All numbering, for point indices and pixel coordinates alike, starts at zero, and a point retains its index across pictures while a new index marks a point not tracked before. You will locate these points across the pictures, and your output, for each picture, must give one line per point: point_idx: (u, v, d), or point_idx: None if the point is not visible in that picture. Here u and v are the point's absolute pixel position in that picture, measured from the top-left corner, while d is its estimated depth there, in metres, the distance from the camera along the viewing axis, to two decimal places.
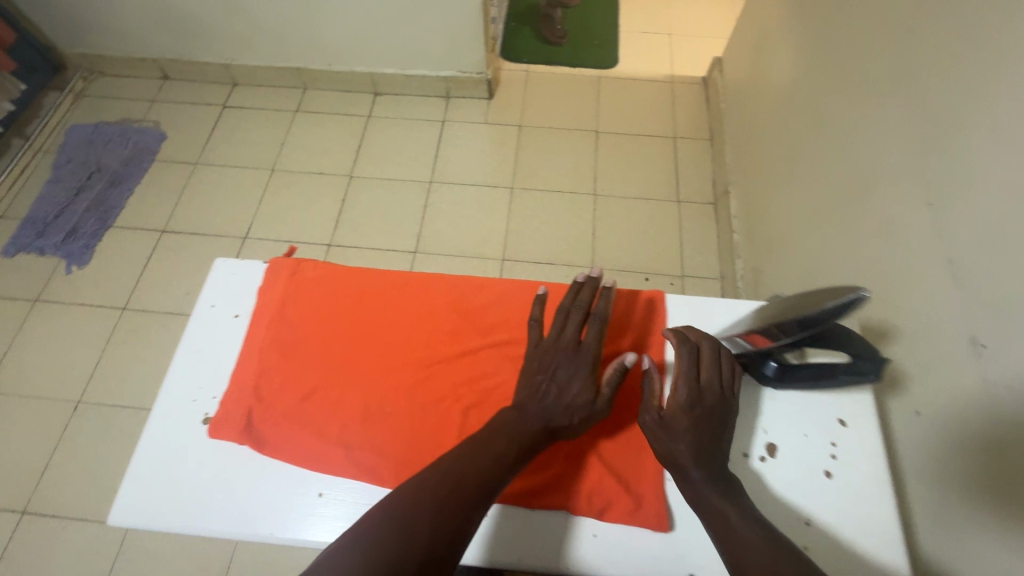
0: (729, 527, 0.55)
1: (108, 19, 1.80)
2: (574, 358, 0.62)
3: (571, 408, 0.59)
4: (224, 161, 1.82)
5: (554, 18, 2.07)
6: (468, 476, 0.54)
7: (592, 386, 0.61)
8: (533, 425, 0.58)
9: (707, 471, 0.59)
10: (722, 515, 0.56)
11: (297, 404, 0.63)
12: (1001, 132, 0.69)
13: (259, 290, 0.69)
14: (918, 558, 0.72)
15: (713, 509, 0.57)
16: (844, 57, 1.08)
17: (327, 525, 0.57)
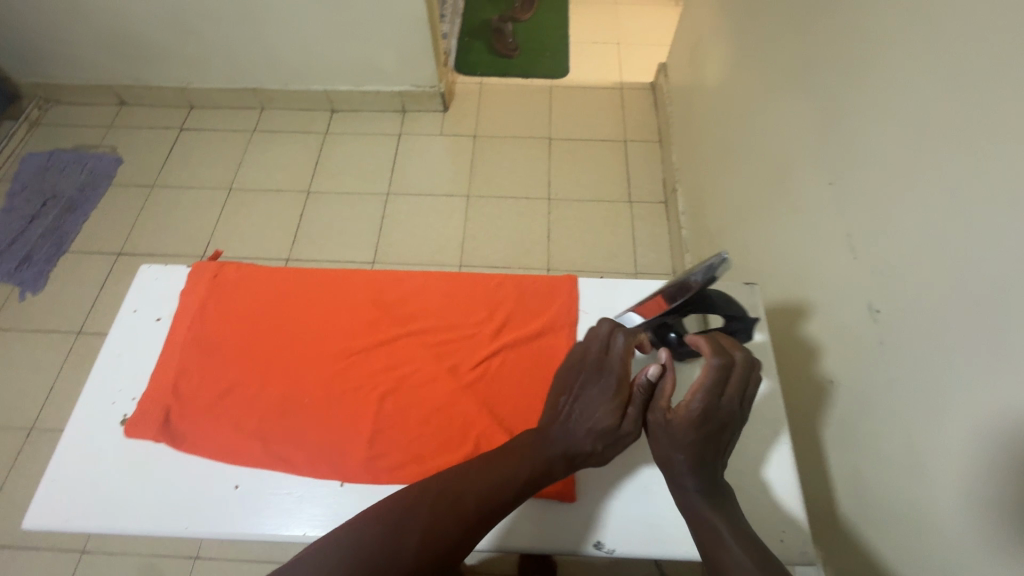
0: (721, 544, 0.54)
1: (60, 48, 1.82)
2: (600, 377, 0.60)
3: (593, 432, 0.58)
4: (185, 183, 1.83)
5: (505, 33, 2.13)
6: (469, 495, 0.54)
7: (616, 408, 0.59)
8: (551, 451, 0.57)
9: (702, 483, 0.58)
10: (714, 530, 0.55)
11: (217, 400, 0.64)
12: (881, 109, 0.74)
13: (181, 293, 0.71)
14: (838, 518, 0.76)
15: (707, 527, 0.55)
16: (760, 52, 1.13)
17: (282, 512, 0.57)
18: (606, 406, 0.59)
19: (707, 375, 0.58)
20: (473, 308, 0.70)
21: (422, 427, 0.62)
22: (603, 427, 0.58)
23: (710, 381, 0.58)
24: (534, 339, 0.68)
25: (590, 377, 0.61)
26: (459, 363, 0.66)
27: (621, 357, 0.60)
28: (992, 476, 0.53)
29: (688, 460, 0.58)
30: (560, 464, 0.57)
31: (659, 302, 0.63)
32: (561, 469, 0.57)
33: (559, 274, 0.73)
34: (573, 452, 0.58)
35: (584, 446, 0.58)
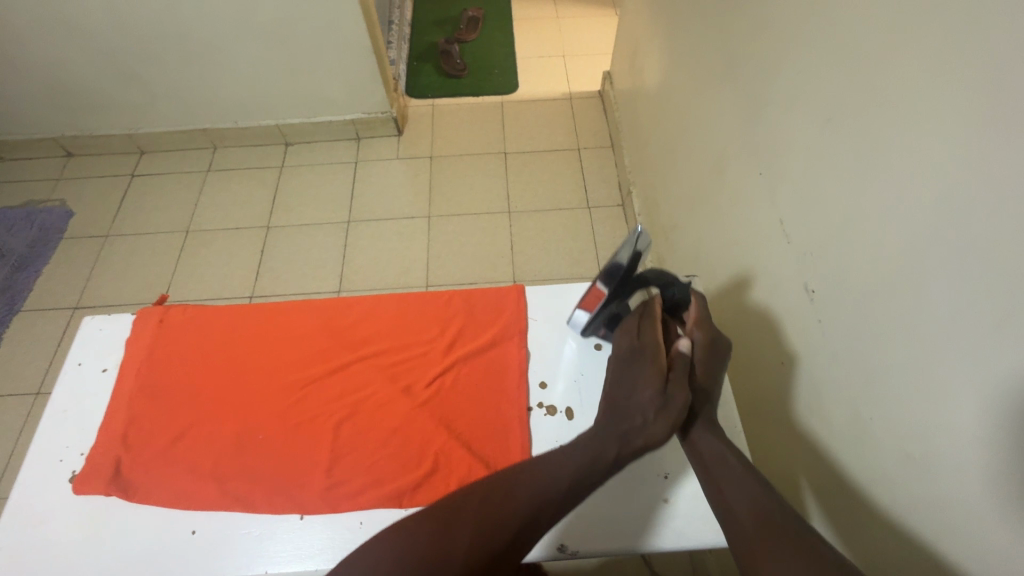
0: (721, 458, 0.60)
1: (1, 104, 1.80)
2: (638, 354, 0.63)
3: (647, 405, 0.58)
4: (139, 230, 1.80)
5: (453, 54, 2.18)
6: (520, 488, 0.53)
7: (658, 379, 0.60)
8: (605, 434, 0.57)
9: (706, 417, 0.63)
10: (719, 456, 0.60)
11: (169, 445, 0.63)
12: (795, 99, 0.79)
13: (127, 341, 0.70)
14: (800, 496, 0.78)
15: (709, 446, 0.61)
16: (691, 54, 1.19)
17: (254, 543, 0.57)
18: (650, 377, 0.60)
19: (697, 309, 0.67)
20: (424, 326, 0.71)
21: (381, 450, 0.62)
22: (653, 400, 0.59)
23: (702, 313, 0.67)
24: (483, 351, 0.69)
25: (629, 364, 0.63)
26: (413, 382, 0.67)
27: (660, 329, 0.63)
28: (922, 438, 0.56)
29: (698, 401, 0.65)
30: (616, 444, 0.56)
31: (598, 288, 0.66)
32: (623, 450, 0.56)
33: (504, 286, 0.74)
34: (626, 428, 0.57)
35: (639, 417, 0.57)
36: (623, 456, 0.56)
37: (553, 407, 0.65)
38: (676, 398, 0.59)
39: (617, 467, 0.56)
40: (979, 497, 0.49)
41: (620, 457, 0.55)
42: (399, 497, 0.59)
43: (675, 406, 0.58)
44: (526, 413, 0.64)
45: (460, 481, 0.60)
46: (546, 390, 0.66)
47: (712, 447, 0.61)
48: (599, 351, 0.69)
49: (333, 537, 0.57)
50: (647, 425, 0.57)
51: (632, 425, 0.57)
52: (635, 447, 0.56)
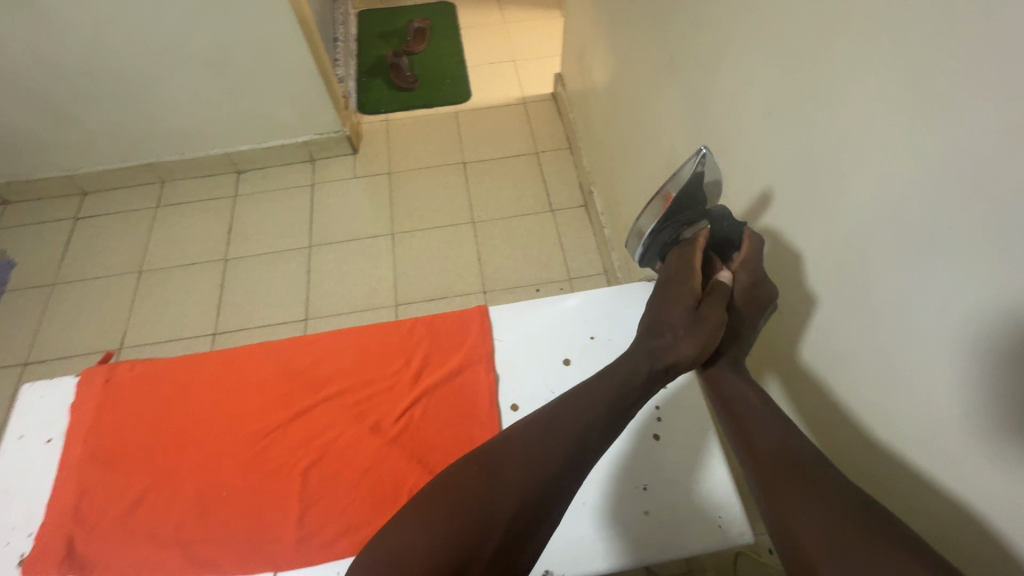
0: (741, 396, 0.66)
1: None
2: (678, 277, 0.69)
3: (678, 324, 0.65)
4: (88, 275, 1.72)
5: (402, 67, 2.15)
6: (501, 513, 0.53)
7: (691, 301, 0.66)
8: (640, 355, 0.63)
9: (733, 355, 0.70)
10: (741, 394, 0.66)
11: (126, 513, 0.59)
12: (734, 95, 0.80)
13: (71, 406, 0.66)
14: None
15: (730, 384, 0.68)
16: (635, 53, 1.20)
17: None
18: (683, 298, 0.66)
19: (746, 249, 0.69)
20: (388, 358, 0.69)
21: (353, 493, 0.60)
22: (684, 318, 0.65)
23: (751, 256, 0.68)
24: (450, 380, 0.67)
25: (666, 288, 0.69)
26: (382, 419, 0.65)
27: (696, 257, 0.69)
28: (890, 418, 0.57)
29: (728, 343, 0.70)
30: (646, 363, 0.62)
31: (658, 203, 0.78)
32: (655, 368, 0.62)
33: (468, 309, 0.73)
34: (658, 347, 0.64)
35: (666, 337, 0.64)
36: (654, 371, 0.62)
37: None
38: (708, 318, 0.64)
39: (649, 382, 0.62)
40: (954, 476, 0.51)
41: (651, 372, 0.62)
42: None
43: (706, 325, 0.64)
44: None
45: None
46: (519, 413, 0.65)
47: (734, 386, 0.67)
48: (569, 365, 0.68)
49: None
50: (674, 343, 0.63)
51: (663, 342, 0.64)
52: (665, 363, 0.63)
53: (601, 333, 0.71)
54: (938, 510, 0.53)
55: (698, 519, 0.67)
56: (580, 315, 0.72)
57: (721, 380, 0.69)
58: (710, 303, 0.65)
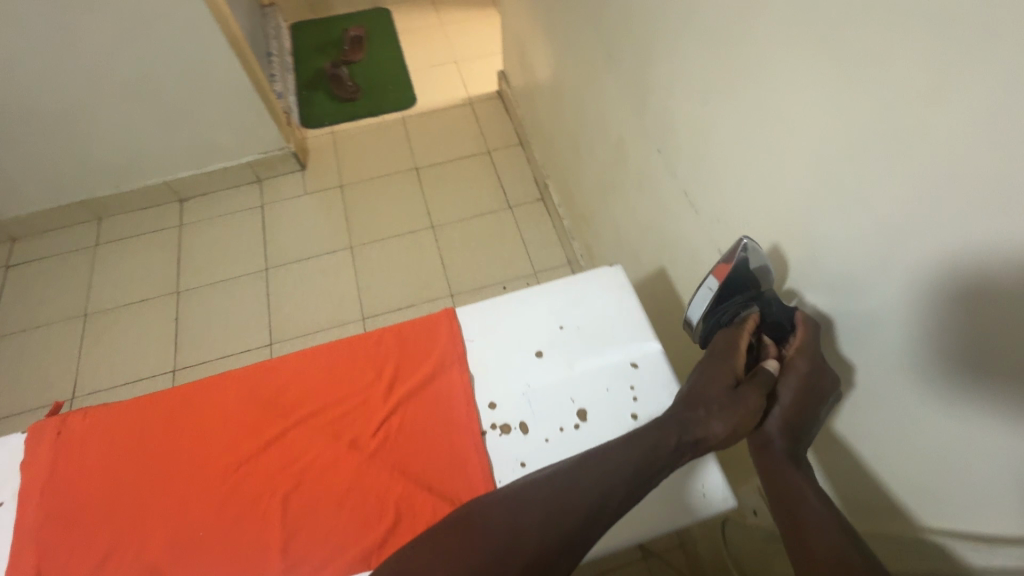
0: (796, 489, 0.57)
1: None
2: (722, 356, 0.65)
3: (712, 399, 0.62)
4: (27, 326, 1.61)
5: (342, 77, 2.11)
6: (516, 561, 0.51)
7: (730, 378, 0.64)
8: (670, 425, 0.61)
9: (789, 447, 0.60)
10: (794, 484, 0.57)
11: (92, 571, 0.56)
12: (671, 76, 0.83)
13: (20, 465, 0.62)
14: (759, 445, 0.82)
15: (781, 478, 0.58)
16: (572, 44, 1.21)
17: None
18: (724, 375, 0.64)
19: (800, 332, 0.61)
20: (358, 372, 0.67)
21: (337, 514, 0.59)
22: (722, 395, 0.62)
23: (806, 339, 0.60)
24: (423, 386, 0.66)
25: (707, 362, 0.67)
26: (358, 434, 0.63)
27: (742, 337, 0.66)
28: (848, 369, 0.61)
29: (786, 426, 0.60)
30: (675, 432, 0.60)
31: (709, 279, 0.69)
32: (683, 442, 0.59)
33: (434, 312, 0.72)
34: (689, 417, 0.61)
35: (699, 410, 0.62)
36: (681, 442, 0.59)
37: (507, 425, 0.64)
38: (747, 398, 0.61)
39: (674, 453, 0.59)
40: (914, 412, 0.55)
41: (679, 443, 0.59)
42: (365, 559, 0.56)
43: (744, 407, 0.61)
44: (481, 438, 0.63)
45: (427, 525, 0.58)
46: (497, 410, 0.65)
47: (790, 480, 0.58)
48: (542, 357, 0.68)
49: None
50: (705, 417, 0.61)
51: (696, 413, 0.61)
52: (693, 436, 0.60)
53: (570, 322, 0.71)
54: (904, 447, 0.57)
55: (683, 485, 0.68)
56: (546, 306, 0.73)
57: (778, 475, 0.59)
58: (751, 387, 0.62)
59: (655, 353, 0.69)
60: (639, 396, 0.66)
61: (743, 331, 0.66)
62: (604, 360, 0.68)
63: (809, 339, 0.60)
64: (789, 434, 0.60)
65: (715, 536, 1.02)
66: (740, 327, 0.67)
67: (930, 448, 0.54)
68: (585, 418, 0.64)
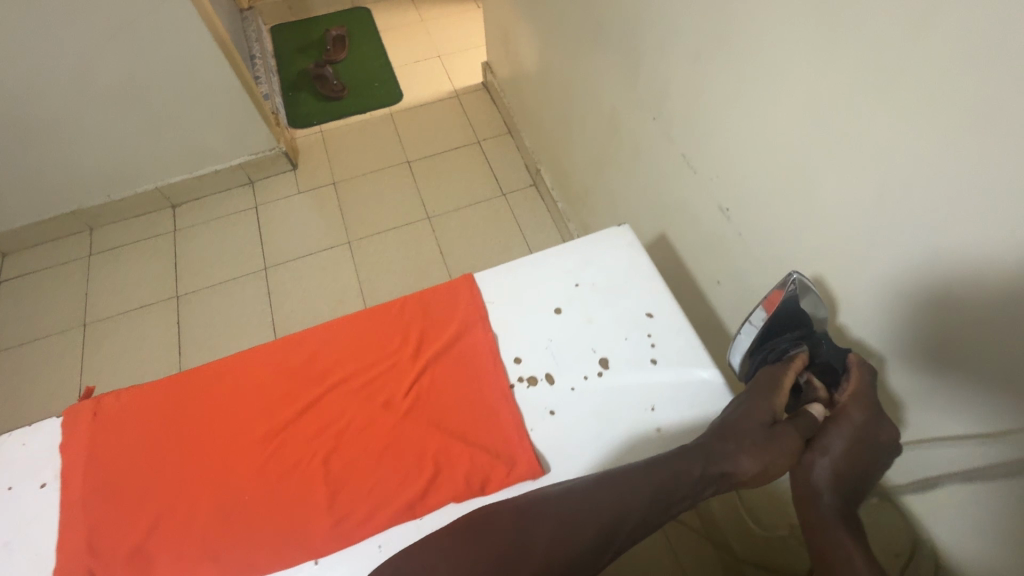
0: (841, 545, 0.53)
1: None
2: (761, 391, 0.62)
3: (745, 434, 0.59)
4: (25, 338, 1.59)
5: (327, 76, 2.12)
6: (541, 540, 0.51)
7: (768, 413, 0.60)
8: (695, 457, 0.57)
9: (840, 501, 0.56)
10: (837, 539, 0.54)
11: (144, 539, 0.57)
12: (662, 44, 0.86)
13: (60, 446, 0.63)
14: None
15: (825, 533, 0.55)
16: (558, 25, 1.25)
17: None
18: (762, 409, 0.60)
19: (855, 378, 0.60)
20: (385, 339, 0.69)
21: (378, 470, 0.61)
22: (757, 430, 0.59)
23: (862, 387, 0.59)
24: (451, 347, 0.68)
25: (744, 396, 0.63)
26: (392, 395, 0.65)
27: (789, 374, 0.63)
28: (855, 302, 0.65)
29: (834, 474, 0.57)
30: (701, 463, 0.57)
31: (759, 310, 0.67)
32: (709, 476, 0.56)
33: (455, 279, 0.74)
34: (718, 449, 0.58)
35: (729, 443, 0.58)
36: (707, 474, 0.56)
37: (534, 377, 0.67)
38: (782, 438, 0.58)
39: (698, 486, 0.56)
40: (919, 330, 0.59)
41: (704, 475, 0.56)
42: (411, 508, 0.58)
43: (778, 447, 0.57)
44: (510, 390, 0.66)
45: (467, 475, 0.60)
46: (522, 364, 0.68)
47: (835, 535, 0.54)
48: (561, 313, 0.71)
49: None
50: (735, 452, 0.57)
51: (725, 446, 0.58)
52: (721, 469, 0.57)
53: (585, 280, 0.74)
54: (909, 365, 0.62)
55: None
56: (560, 266, 0.75)
57: (821, 530, 0.55)
58: (789, 427, 0.59)
59: (667, 301, 0.72)
60: (656, 342, 0.69)
61: (790, 369, 0.63)
62: (620, 312, 0.71)
63: (865, 385, 0.60)
64: (837, 484, 0.57)
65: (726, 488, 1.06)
66: (788, 365, 0.64)
67: (933, 362, 0.58)
68: (607, 365, 0.67)
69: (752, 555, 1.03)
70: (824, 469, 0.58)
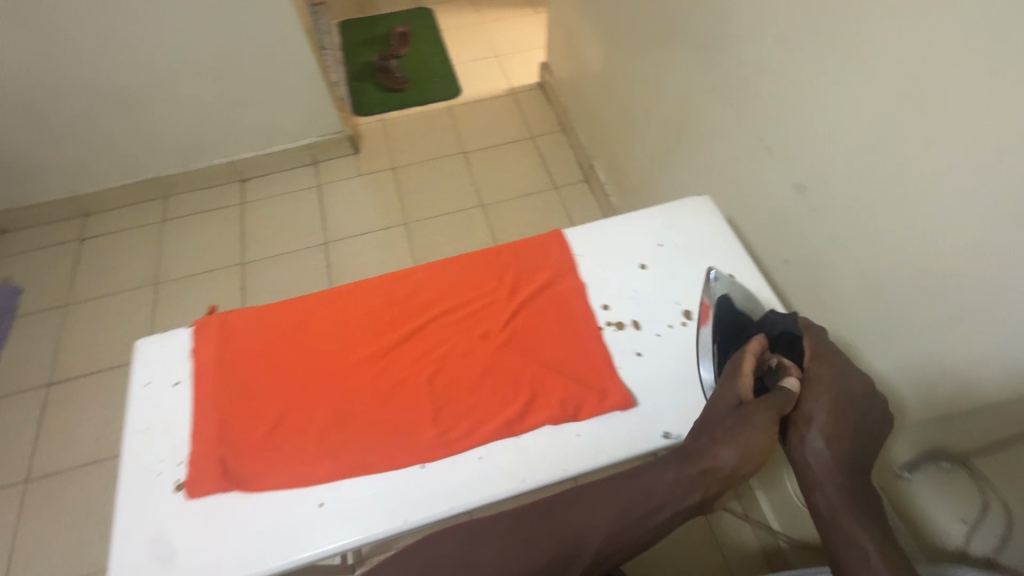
0: (856, 540, 0.54)
1: None
2: (723, 382, 0.61)
3: (715, 428, 0.58)
4: (102, 293, 1.70)
5: (391, 69, 2.22)
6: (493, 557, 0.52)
7: (736, 398, 0.60)
8: (666, 461, 0.57)
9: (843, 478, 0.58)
10: (850, 529, 0.55)
11: (269, 433, 0.63)
12: (746, 33, 0.92)
13: (192, 351, 0.70)
14: None
15: (842, 523, 0.55)
16: (629, 23, 1.31)
17: (413, 492, 0.59)
18: (728, 395, 0.60)
19: (809, 343, 0.65)
20: (481, 281, 0.75)
21: (477, 390, 0.66)
22: (727, 417, 0.58)
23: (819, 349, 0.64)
24: (541, 290, 0.74)
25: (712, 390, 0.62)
26: (489, 328, 0.71)
27: (749, 356, 0.62)
28: (932, 270, 0.68)
29: (829, 447, 0.59)
30: (673, 465, 0.57)
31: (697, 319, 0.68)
32: (679, 478, 0.56)
33: (544, 233, 0.80)
34: (692, 447, 0.58)
35: (700, 441, 0.58)
36: (682, 475, 0.56)
37: (621, 323, 0.71)
38: (753, 417, 0.57)
39: (671, 490, 0.55)
40: (1000, 296, 0.61)
41: (679, 477, 0.56)
42: (511, 425, 0.63)
43: (750, 426, 0.56)
44: (599, 332, 0.71)
45: (561, 401, 0.64)
46: (610, 310, 0.73)
47: (846, 519, 0.55)
48: (646, 270, 0.76)
49: (366, 543, 0.57)
50: (707, 447, 0.57)
51: (698, 442, 0.58)
52: (699, 467, 0.56)
53: (667, 242, 0.79)
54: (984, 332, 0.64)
55: None
56: (645, 228, 0.81)
57: (836, 520, 0.56)
58: (758, 403, 0.58)
59: (749, 267, 0.76)
60: None
61: (749, 352, 0.62)
62: (706, 273, 0.76)
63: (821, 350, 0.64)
64: (835, 456, 0.58)
65: (776, 472, 1.07)
66: (744, 350, 0.63)
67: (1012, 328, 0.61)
68: (691, 317, 0.72)
69: (794, 536, 1.06)
70: (818, 442, 0.59)
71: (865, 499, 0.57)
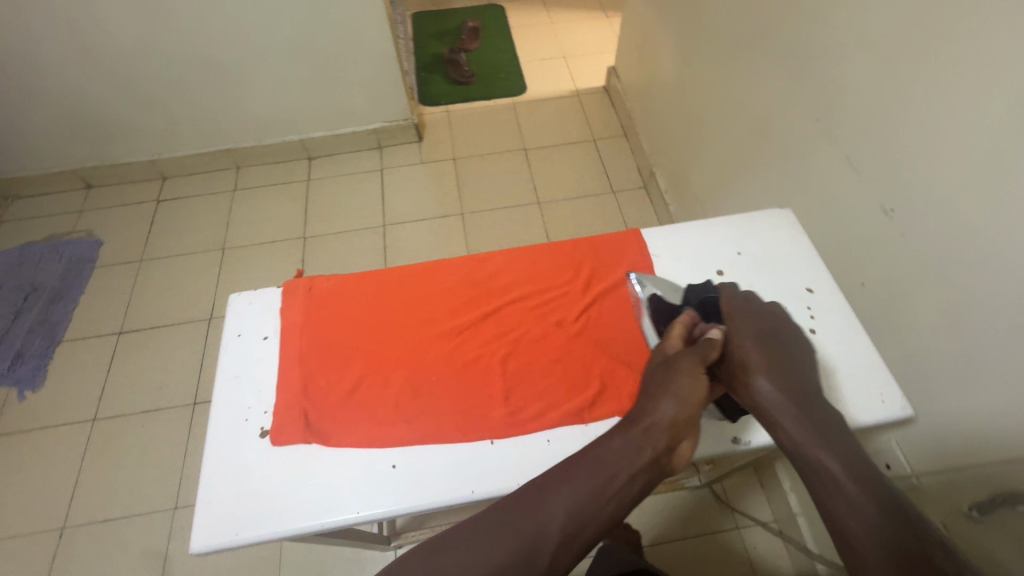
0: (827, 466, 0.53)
1: (32, 142, 1.82)
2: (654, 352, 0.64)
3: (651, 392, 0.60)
4: (174, 252, 1.80)
5: (460, 62, 2.26)
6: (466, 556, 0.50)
7: (664, 359, 0.63)
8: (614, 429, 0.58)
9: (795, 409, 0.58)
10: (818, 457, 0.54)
11: (349, 393, 0.66)
12: (840, 48, 0.90)
13: (281, 309, 0.74)
14: (914, 398, 0.84)
15: (809, 453, 0.55)
16: (710, 33, 1.30)
17: (480, 464, 0.61)
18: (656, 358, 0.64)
19: (725, 296, 0.69)
20: (558, 271, 0.77)
21: (548, 376, 0.67)
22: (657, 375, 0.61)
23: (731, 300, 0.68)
24: (617, 286, 0.75)
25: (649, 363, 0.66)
26: (563, 317, 0.72)
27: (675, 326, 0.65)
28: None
29: (774, 384, 0.60)
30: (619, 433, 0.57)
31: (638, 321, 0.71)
32: (626, 438, 0.56)
33: (622, 231, 0.81)
34: (635, 412, 0.59)
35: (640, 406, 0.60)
36: (628, 437, 0.56)
37: None
38: (676, 366, 0.60)
39: (620, 459, 0.55)
40: None
41: (625, 441, 0.56)
42: (580, 413, 0.64)
43: (677, 375, 0.59)
44: None
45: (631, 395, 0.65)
46: None
47: (809, 446, 0.55)
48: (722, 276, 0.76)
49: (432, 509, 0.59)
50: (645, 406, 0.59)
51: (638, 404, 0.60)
52: (642, 426, 0.57)
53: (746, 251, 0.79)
54: None
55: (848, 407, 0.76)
56: (724, 235, 0.80)
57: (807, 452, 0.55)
58: (683, 356, 0.61)
59: (830, 285, 0.75)
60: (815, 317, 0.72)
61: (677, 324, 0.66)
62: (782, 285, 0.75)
63: (734, 301, 0.68)
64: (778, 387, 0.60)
65: None
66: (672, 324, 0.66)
67: None
68: None
69: None
70: (760, 380, 0.60)
71: (821, 421, 0.57)
